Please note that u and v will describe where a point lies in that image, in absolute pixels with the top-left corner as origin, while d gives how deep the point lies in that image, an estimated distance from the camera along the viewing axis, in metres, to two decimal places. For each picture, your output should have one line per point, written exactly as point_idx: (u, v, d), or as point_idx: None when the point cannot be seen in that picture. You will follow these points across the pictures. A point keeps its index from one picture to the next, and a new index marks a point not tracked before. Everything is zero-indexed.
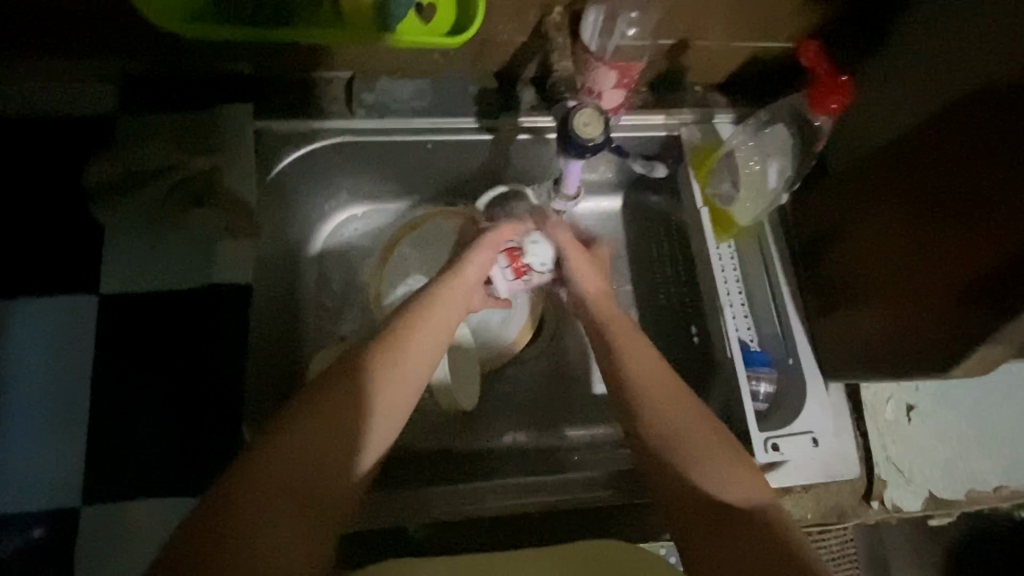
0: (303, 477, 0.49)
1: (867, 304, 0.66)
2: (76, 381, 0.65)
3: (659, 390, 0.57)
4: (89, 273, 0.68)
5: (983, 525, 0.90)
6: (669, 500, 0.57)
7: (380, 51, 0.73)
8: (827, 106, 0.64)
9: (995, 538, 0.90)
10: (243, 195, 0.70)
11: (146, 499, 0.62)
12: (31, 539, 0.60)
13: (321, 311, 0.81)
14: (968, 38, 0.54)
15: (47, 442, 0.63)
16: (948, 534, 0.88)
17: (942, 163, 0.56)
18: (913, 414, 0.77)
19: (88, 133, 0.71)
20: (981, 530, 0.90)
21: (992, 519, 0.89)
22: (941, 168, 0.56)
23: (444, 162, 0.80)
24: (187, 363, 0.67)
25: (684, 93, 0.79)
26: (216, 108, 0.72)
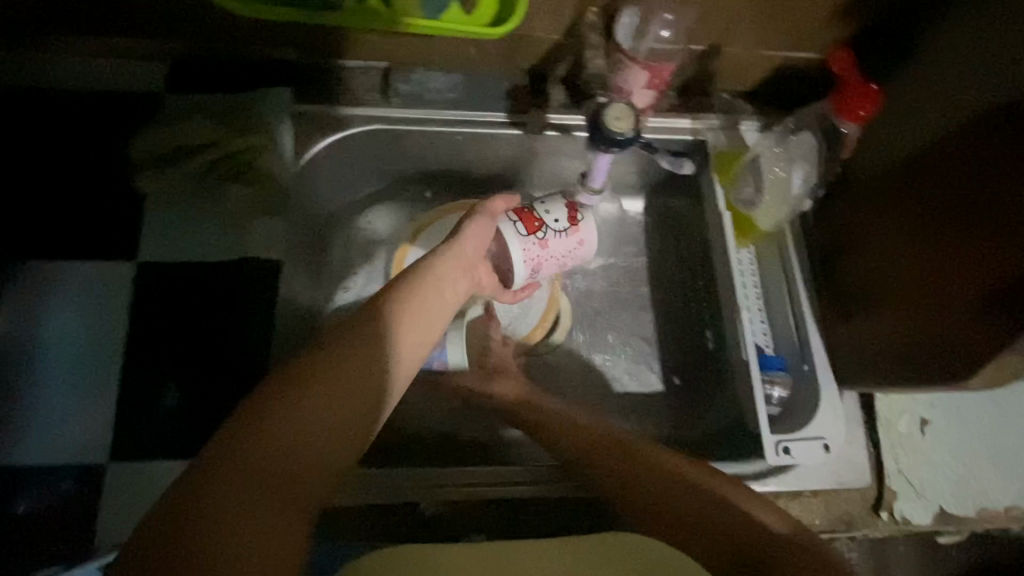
0: (293, 455, 0.43)
1: (882, 312, 0.67)
2: (109, 343, 0.68)
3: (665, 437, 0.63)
4: (128, 242, 0.71)
5: None
6: (684, 510, 0.58)
7: (417, 42, 0.75)
8: (854, 112, 0.66)
9: None
10: (279, 175, 0.73)
11: (168, 461, 0.64)
12: (58, 493, 0.63)
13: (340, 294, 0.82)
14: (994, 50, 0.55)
15: (74, 397, 0.66)
16: None
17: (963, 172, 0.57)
18: (927, 428, 0.77)
19: (133, 109, 0.74)
20: None
21: None
22: (963, 178, 0.57)
23: (472, 155, 0.82)
24: (215, 333, 0.69)
25: (711, 99, 0.80)
26: (256, 91, 0.75)
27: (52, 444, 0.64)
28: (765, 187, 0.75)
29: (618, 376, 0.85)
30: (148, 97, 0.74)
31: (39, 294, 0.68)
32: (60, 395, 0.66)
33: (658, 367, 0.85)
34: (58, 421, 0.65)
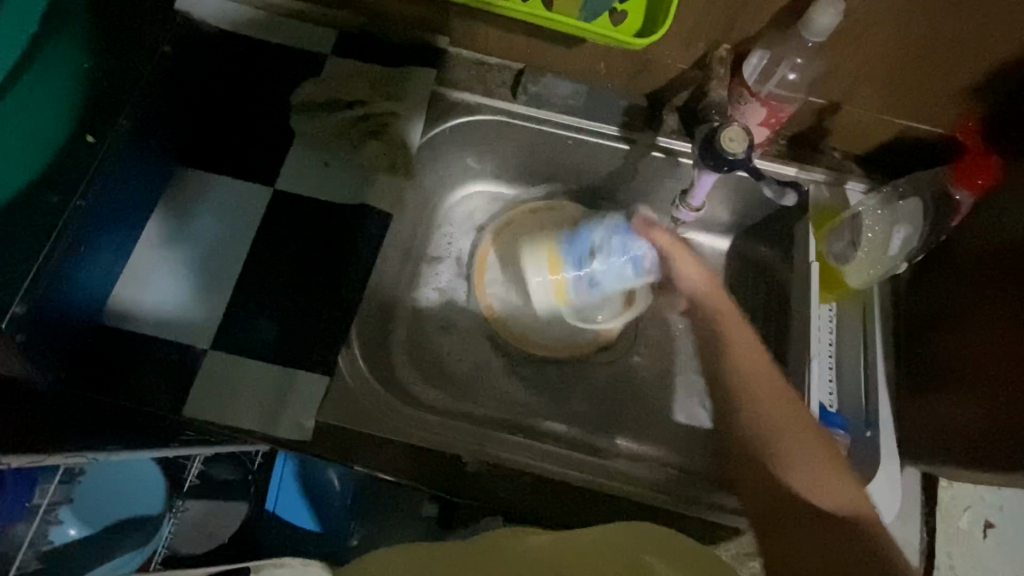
0: None
1: (966, 390, 0.65)
2: (235, 248, 0.78)
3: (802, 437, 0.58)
4: (270, 170, 0.82)
5: None
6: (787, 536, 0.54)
7: (555, 49, 0.81)
8: (971, 180, 0.67)
9: None
10: (406, 139, 0.82)
11: (256, 361, 0.72)
12: (162, 364, 0.71)
13: (422, 265, 0.88)
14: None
15: (182, 281, 0.76)
16: None
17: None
18: (990, 532, 0.73)
19: (302, 63, 0.86)
20: None
21: None
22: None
23: (579, 161, 0.88)
24: (320, 263, 0.77)
25: (821, 155, 0.81)
26: (406, 67, 0.84)
27: (162, 316, 0.74)
28: (859, 244, 0.75)
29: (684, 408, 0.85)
30: (318, 56, 0.86)
31: (191, 195, 0.80)
32: (163, 277, 0.76)
33: (710, 402, 0.85)
34: (167, 300, 0.74)
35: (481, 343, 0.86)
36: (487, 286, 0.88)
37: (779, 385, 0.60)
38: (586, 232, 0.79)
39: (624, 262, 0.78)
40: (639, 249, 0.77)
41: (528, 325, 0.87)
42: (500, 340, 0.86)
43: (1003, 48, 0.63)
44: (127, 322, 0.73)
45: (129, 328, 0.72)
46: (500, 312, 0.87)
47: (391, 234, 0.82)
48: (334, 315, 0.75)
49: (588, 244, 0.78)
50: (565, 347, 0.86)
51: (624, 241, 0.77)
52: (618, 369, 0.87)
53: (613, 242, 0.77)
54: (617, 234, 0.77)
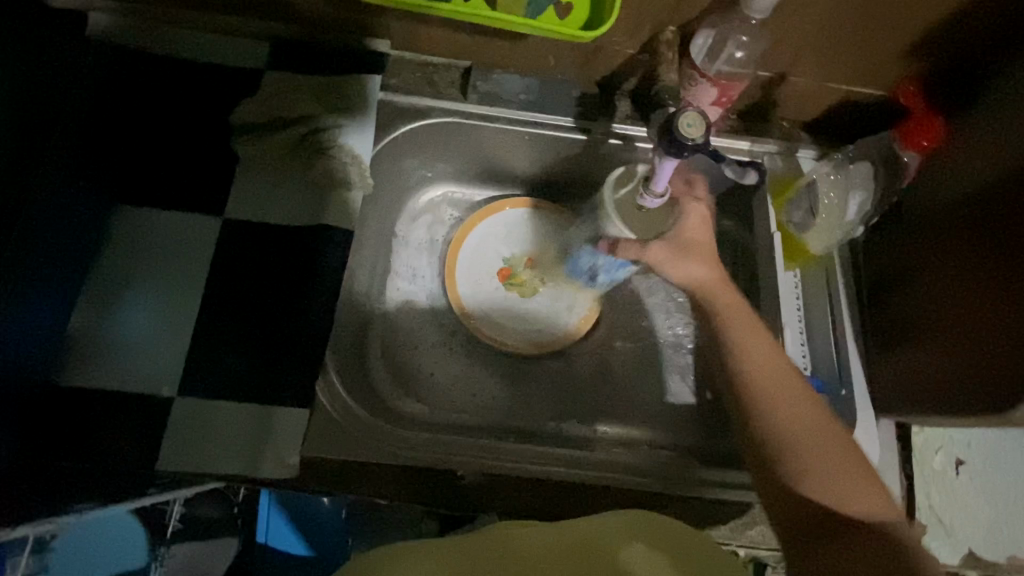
0: None
1: (930, 343, 0.68)
2: (191, 285, 0.74)
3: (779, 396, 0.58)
4: (218, 198, 0.77)
5: None
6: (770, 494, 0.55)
7: (500, 44, 0.80)
8: (917, 141, 0.70)
9: None
10: (357, 151, 0.78)
11: (231, 402, 0.69)
12: (131, 419, 0.68)
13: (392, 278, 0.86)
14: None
15: (131, 327, 0.72)
16: None
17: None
18: (961, 468, 0.77)
19: (238, 82, 0.81)
20: None
21: None
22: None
23: (538, 154, 0.87)
24: (284, 291, 0.74)
25: (772, 126, 0.83)
26: (349, 75, 0.81)
27: (113, 366, 0.70)
28: (818, 209, 0.77)
29: (673, 390, 0.86)
30: (254, 72, 0.82)
31: (135, 235, 0.75)
32: (119, 326, 0.72)
33: (692, 379, 0.86)
34: (116, 348, 0.71)
35: (460, 350, 0.85)
36: (458, 289, 0.86)
37: (760, 345, 0.61)
38: (579, 258, 0.83)
39: (619, 271, 0.79)
40: (614, 260, 0.76)
41: (504, 324, 0.86)
42: (479, 344, 0.85)
43: (934, 10, 0.65)
44: (74, 377, 0.69)
45: (90, 383, 0.69)
46: (474, 315, 0.86)
47: (354, 250, 0.81)
48: (305, 343, 0.72)
49: (583, 264, 0.83)
50: (542, 344, 0.86)
51: (609, 264, 0.78)
52: (600, 359, 0.87)
53: (598, 263, 0.79)
54: (595, 258, 0.79)
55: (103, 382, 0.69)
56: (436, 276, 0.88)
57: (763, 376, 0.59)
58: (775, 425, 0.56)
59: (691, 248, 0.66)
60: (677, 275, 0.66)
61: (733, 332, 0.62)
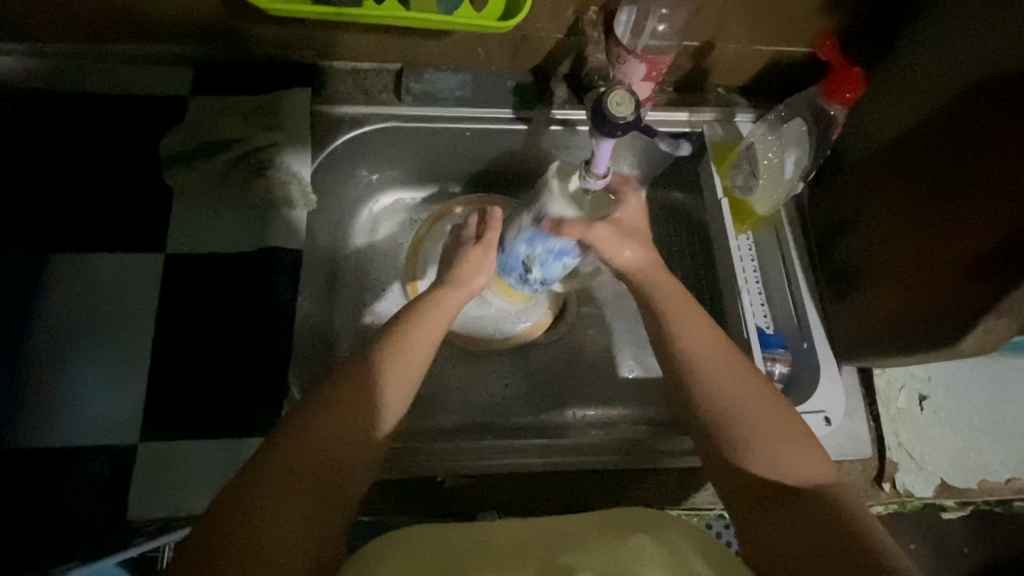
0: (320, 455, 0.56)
1: (877, 285, 0.70)
2: (139, 327, 0.71)
3: (720, 366, 0.60)
4: (155, 234, 0.75)
5: None
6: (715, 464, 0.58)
7: (427, 43, 0.78)
8: (840, 95, 0.70)
9: None
10: (296, 168, 0.77)
11: (199, 441, 0.68)
12: (95, 472, 0.66)
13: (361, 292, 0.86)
14: (983, 31, 0.58)
15: (65, 376, 0.69)
16: None
17: (963, 146, 0.60)
18: (925, 404, 0.79)
19: (161, 111, 0.78)
20: None
21: None
22: (958, 151, 0.60)
23: (481, 149, 0.86)
24: (237, 321, 0.72)
25: (706, 94, 0.84)
26: (278, 92, 0.79)
27: (51, 419, 0.67)
28: (758, 171, 0.78)
29: (625, 363, 0.87)
30: (176, 99, 0.78)
31: (70, 283, 0.72)
32: (64, 380, 0.68)
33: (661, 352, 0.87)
34: (52, 401, 0.68)
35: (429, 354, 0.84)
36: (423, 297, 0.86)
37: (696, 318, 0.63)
38: (511, 249, 0.75)
39: (558, 261, 0.75)
40: (561, 244, 0.71)
41: (469, 323, 0.86)
42: (448, 347, 0.85)
43: None
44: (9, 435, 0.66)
45: (46, 442, 0.66)
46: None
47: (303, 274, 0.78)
48: (268, 370, 0.71)
49: (518, 258, 0.76)
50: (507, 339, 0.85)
51: (549, 252, 0.73)
52: (569, 344, 0.87)
53: (538, 253, 0.74)
54: (535, 244, 0.72)
55: (42, 437, 0.66)
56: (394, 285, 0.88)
57: (702, 352, 0.61)
58: (719, 394, 0.59)
59: (632, 230, 0.69)
60: (616, 257, 0.68)
61: (672, 312, 0.64)
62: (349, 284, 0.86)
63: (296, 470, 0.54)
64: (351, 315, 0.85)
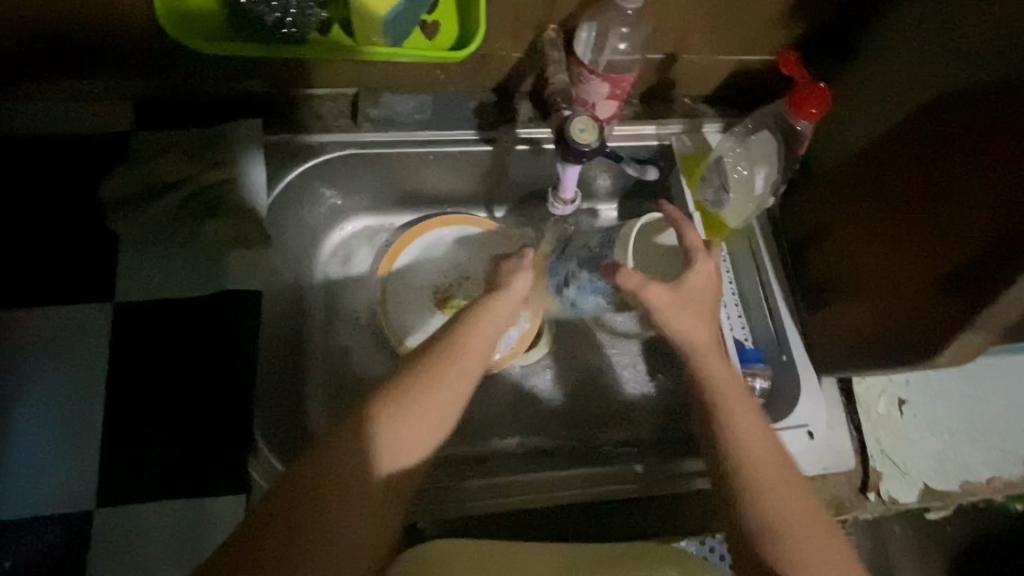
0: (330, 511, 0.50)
1: (852, 298, 0.70)
2: (89, 383, 0.67)
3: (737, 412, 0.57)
4: (102, 282, 0.70)
5: (992, 525, 0.88)
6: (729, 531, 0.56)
7: (384, 67, 0.75)
8: (806, 110, 0.68)
9: (1005, 537, 0.88)
10: (252, 204, 0.73)
11: (160, 502, 0.64)
12: (48, 544, 0.61)
13: (333, 327, 0.83)
14: (946, 43, 0.58)
15: (4, 444, 0.64)
16: (956, 539, 0.87)
17: (928, 159, 0.59)
18: (905, 408, 0.79)
19: (104, 151, 0.74)
20: (989, 534, 0.88)
21: (998, 514, 0.88)
22: (929, 162, 0.59)
23: (447, 172, 0.83)
24: (197, 369, 0.69)
25: (673, 105, 0.83)
26: (227, 124, 0.75)
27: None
28: (729, 185, 0.78)
29: (632, 379, 0.85)
30: (116, 136, 0.74)
31: (11, 340, 0.67)
32: (9, 446, 0.64)
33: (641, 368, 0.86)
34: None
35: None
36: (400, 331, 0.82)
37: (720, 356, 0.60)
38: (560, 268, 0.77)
39: (592, 298, 0.75)
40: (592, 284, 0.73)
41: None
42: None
43: None
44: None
45: None
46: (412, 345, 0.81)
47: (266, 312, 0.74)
48: (230, 422, 0.67)
49: (561, 277, 0.77)
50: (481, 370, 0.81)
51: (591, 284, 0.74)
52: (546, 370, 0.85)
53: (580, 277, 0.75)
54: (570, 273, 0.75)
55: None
56: (367, 316, 0.84)
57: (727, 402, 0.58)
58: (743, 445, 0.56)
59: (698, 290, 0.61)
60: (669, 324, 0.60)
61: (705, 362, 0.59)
62: (316, 320, 0.82)
63: (305, 508, 0.49)
64: (325, 353, 0.81)
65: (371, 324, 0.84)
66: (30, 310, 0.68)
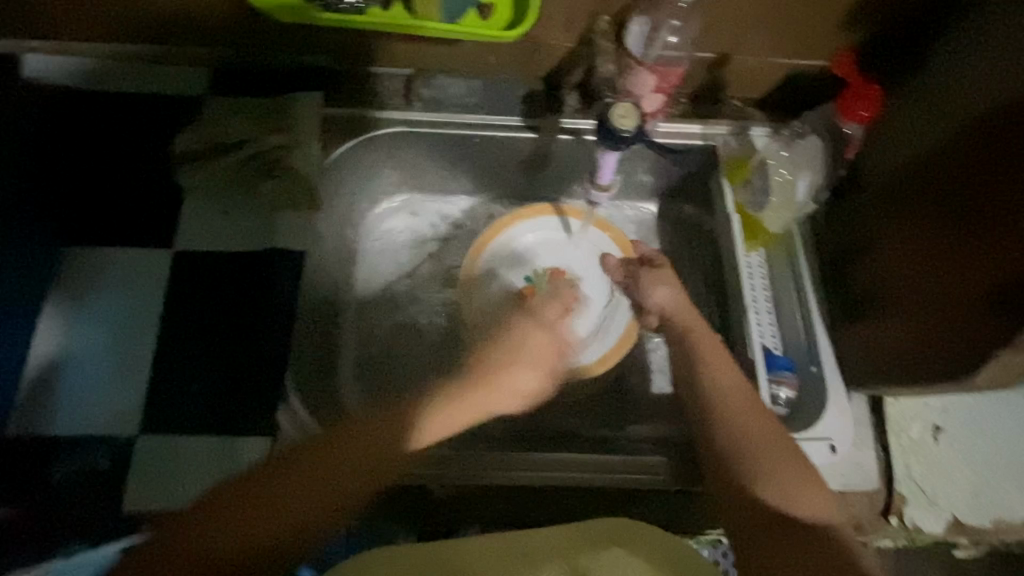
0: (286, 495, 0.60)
1: (891, 312, 0.68)
2: (144, 318, 0.73)
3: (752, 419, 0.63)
4: (166, 229, 0.76)
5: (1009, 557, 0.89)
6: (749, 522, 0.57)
7: (440, 48, 0.78)
8: (856, 112, 0.70)
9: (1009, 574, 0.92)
10: (306, 171, 0.78)
11: (190, 436, 0.68)
12: (93, 464, 0.66)
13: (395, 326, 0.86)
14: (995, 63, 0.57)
15: (113, 389, 0.70)
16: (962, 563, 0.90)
17: (987, 167, 0.56)
18: (939, 435, 0.76)
19: (178, 110, 0.79)
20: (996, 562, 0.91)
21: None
22: (980, 172, 0.57)
23: (490, 157, 0.86)
24: (236, 318, 0.73)
25: (722, 106, 0.82)
26: (291, 95, 0.80)
27: (57, 409, 0.68)
28: (771, 188, 0.77)
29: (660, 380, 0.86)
30: (190, 98, 0.80)
31: (87, 273, 0.74)
32: (77, 371, 0.70)
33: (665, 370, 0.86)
34: (60, 389, 0.69)
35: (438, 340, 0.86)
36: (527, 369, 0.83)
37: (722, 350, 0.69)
38: None
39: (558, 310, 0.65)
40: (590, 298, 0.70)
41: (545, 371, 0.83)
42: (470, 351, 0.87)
43: None
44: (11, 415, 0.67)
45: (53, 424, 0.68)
46: None
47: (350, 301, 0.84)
48: (265, 363, 0.72)
49: None
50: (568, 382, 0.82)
51: None
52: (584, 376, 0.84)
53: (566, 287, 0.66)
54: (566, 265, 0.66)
55: (50, 425, 0.68)
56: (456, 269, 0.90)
57: (729, 401, 0.63)
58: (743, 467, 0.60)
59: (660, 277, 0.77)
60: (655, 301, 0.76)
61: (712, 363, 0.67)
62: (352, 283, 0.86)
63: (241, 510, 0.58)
64: (374, 303, 0.87)
65: (418, 296, 0.88)
66: (132, 254, 0.76)
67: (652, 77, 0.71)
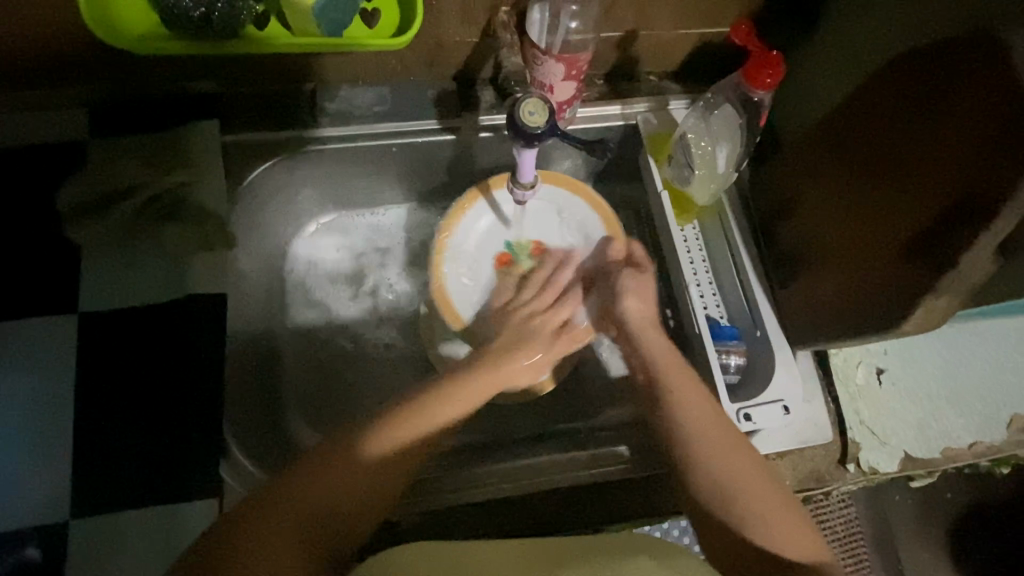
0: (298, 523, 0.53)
1: (825, 269, 0.69)
2: (54, 392, 0.66)
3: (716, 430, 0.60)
4: (65, 292, 0.70)
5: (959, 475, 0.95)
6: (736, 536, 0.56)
7: (338, 59, 0.74)
8: (760, 79, 0.69)
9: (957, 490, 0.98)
10: (212, 208, 0.72)
11: (130, 510, 0.64)
12: (26, 560, 0.61)
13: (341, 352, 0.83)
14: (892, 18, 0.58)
15: (34, 474, 0.64)
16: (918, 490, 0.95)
17: (892, 119, 0.57)
18: (882, 377, 0.79)
19: (58, 159, 0.72)
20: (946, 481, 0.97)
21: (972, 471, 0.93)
22: (888, 123, 0.58)
23: (412, 165, 0.82)
24: (162, 376, 0.68)
25: (637, 83, 0.81)
26: (185, 126, 0.74)
27: None
28: (693, 162, 0.77)
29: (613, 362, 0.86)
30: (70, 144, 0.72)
31: None
32: None
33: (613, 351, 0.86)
34: None
35: (382, 365, 0.82)
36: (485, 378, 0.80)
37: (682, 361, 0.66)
38: None
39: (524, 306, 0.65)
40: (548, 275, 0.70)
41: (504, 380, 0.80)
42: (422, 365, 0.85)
43: None
44: None
45: None
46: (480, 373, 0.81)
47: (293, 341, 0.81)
48: (201, 419, 0.67)
49: None
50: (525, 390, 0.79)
51: None
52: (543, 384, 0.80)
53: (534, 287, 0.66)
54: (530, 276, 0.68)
55: None
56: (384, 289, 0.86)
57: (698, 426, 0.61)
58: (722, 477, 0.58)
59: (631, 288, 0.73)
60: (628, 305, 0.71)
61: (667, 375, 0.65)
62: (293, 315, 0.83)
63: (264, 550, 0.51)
64: (323, 337, 0.83)
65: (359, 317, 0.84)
66: (30, 324, 0.68)
67: (558, 66, 0.68)
